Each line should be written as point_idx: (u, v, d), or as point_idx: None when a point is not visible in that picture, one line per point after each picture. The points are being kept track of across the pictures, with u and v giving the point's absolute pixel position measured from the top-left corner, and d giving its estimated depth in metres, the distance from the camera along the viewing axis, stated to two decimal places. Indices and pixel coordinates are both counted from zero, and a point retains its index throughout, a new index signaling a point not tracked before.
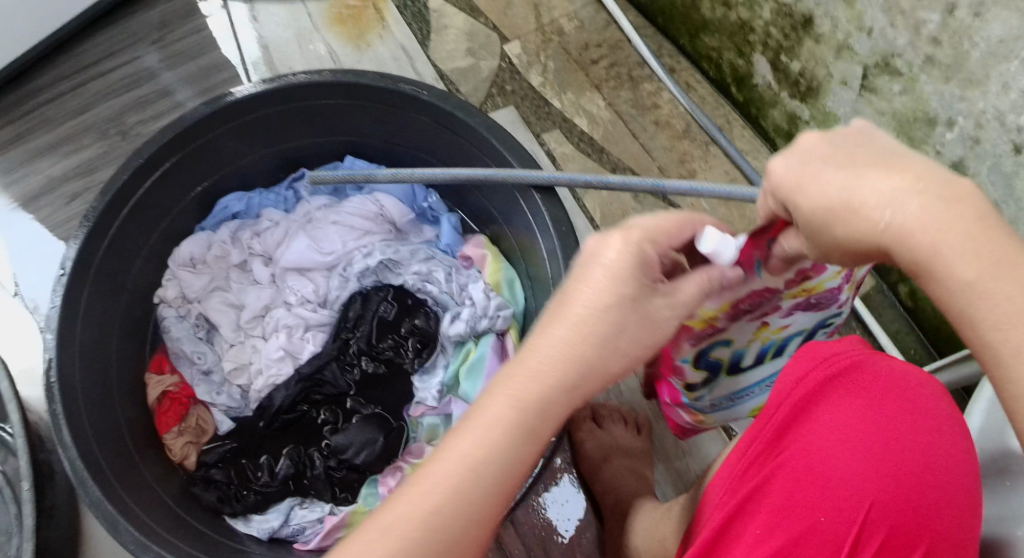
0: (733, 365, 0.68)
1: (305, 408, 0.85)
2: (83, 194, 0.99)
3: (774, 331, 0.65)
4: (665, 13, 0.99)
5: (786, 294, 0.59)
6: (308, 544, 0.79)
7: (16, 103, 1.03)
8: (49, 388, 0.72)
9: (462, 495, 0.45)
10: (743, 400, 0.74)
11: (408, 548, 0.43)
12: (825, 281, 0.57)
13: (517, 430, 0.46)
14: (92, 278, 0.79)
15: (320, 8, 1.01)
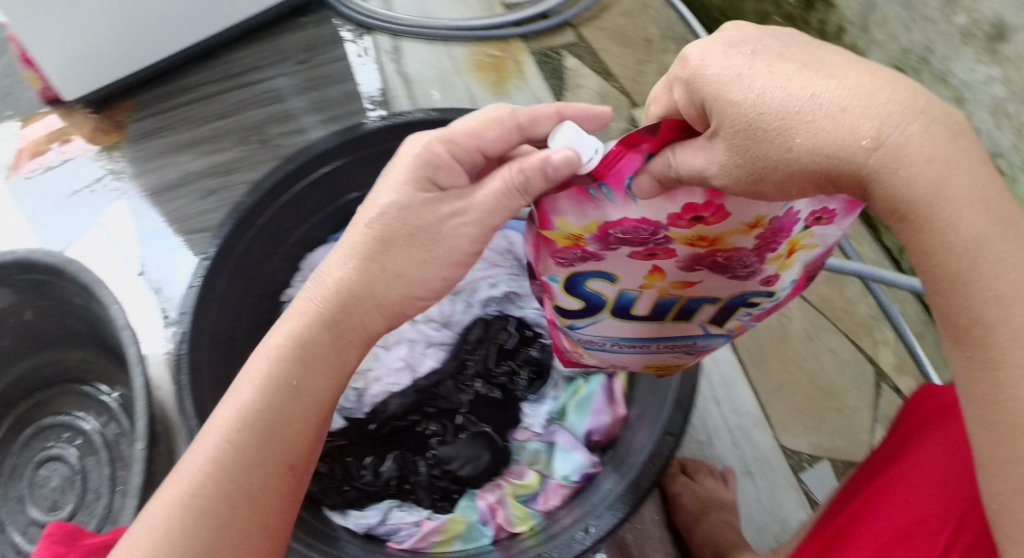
0: (620, 305, 0.74)
1: (416, 419, 0.92)
2: (217, 191, 1.07)
3: (667, 285, 0.71)
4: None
5: (680, 233, 0.64)
6: (402, 544, 0.84)
7: (164, 97, 1.13)
8: (179, 358, 0.81)
9: (237, 444, 0.59)
10: (638, 353, 0.82)
11: (211, 480, 0.58)
12: (732, 233, 0.64)
13: (259, 392, 0.61)
14: (231, 264, 0.89)
15: (462, 54, 1.15)
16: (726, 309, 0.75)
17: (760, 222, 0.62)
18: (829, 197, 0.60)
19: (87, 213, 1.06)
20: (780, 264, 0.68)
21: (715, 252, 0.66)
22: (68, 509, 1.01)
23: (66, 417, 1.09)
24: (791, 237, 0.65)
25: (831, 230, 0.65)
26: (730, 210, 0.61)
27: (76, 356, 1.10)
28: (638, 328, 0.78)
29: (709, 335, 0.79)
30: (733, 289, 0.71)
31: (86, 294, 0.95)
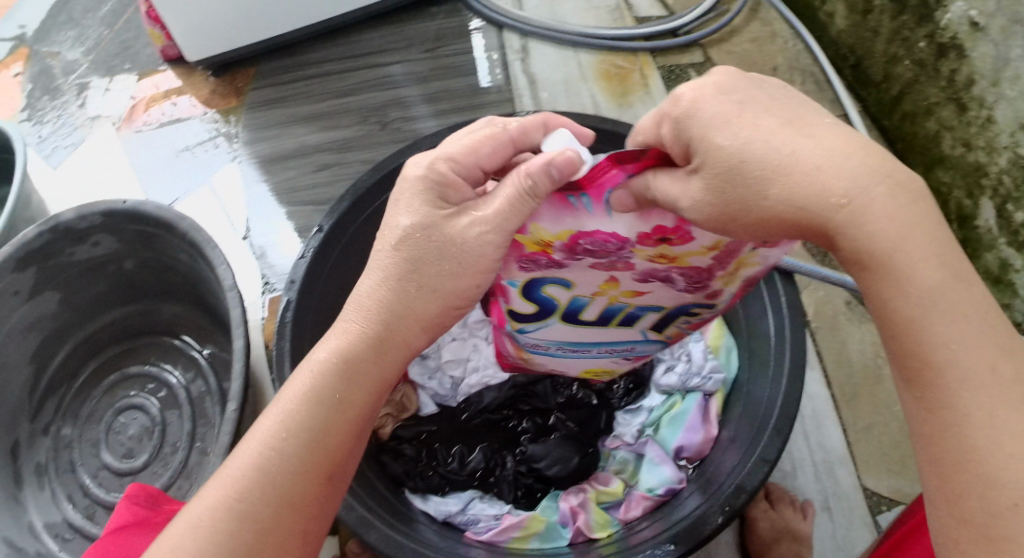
0: (573, 310, 0.76)
1: (508, 414, 0.96)
2: (330, 165, 1.18)
3: (625, 296, 0.73)
4: (907, 142, 1.20)
5: (641, 253, 0.66)
6: (480, 535, 0.85)
7: (294, 71, 1.26)
8: (282, 325, 0.84)
9: (293, 437, 0.61)
10: (591, 356, 0.86)
11: (266, 474, 0.59)
12: (689, 254, 0.65)
13: (302, 403, 0.62)
14: (345, 241, 0.91)
15: (592, 64, 1.24)
16: (666, 317, 0.77)
17: (716, 247, 0.63)
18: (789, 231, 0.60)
19: (200, 172, 1.19)
20: (728, 282, 0.69)
21: (668, 270, 0.67)
22: (142, 459, 1.06)
23: (152, 368, 1.15)
24: (740, 259, 0.65)
25: (779, 256, 0.65)
26: (693, 234, 0.62)
27: (170, 309, 1.16)
28: (598, 336, 0.82)
29: (648, 341, 0.83)
30: (680, 300, 0.72)
31: (192, 251, 0.97)
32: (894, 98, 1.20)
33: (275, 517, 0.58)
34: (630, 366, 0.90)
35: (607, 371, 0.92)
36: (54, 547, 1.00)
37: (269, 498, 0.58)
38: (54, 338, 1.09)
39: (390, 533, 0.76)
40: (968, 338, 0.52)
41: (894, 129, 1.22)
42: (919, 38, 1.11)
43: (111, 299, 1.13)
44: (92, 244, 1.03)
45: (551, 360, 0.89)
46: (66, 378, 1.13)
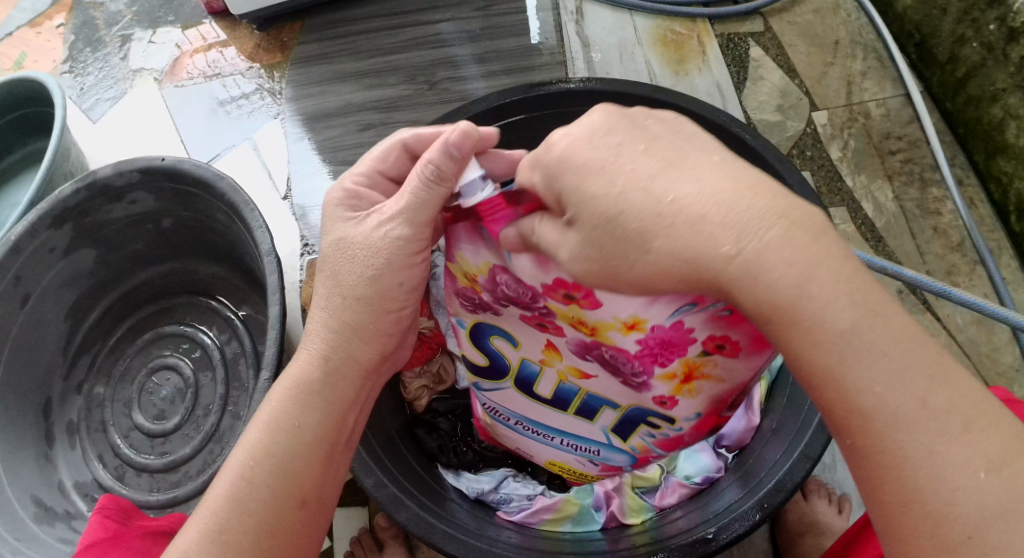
0: (527, 378, 0.76)
1: None
2: (374, 126, 1.16)
3: (574, 374, 0.73)
4: (970, 127, 1.14)
5: (560, 309, 0.65)
6: (511, 516, 0.83)
7: (341, 26, 1.24)
8: None
9: (263, 469, 0.63)
10: (554, 444, 0.84)
11: (242, 505, 0.61)
12: (612, 330, 0.64)
13: (265, 435, 0.64)
14: None
15: (647, 29, 1.20)
16: (626, 420, 0.76)
17: (638, 324, 0.62)
18: (727, 326, 0.60)
19: (242, 128, 1.18)
20: (674, 386, 0.67)
21: (601, 345, 0.66)
22: (174, 421, 1.06)
23: (187, 328, 1.14)
24: (685, 357, 0.64)
25: (736, 369, 0.64)
26: (602, 300, 0.61)
27: (207, 269, 1.14)
28: (557, 421, 0.80)
29: (612, 448, 0.81)
30: (628, 398, 0.72)
31: (230, 213, 0.96)
32: (959, 80, 1.14)
33: (255, 544, 0.60)
34: (598, 472, 0.86)
35: (578, 476, 0.88)
36: (84, 507, 1.02)
37: (248, 527, 0.61)
38: (88, 296, 1.09)
39: (422, 513, 0.75)
40: (876, 385, 0.49)
41: (956, 112, 1.17)
42: (989, 19, 1.06)
43: (147, 258, 1.12)
44: (130, 203, 1.02)
45: (517, 438, 0.86)
46: (101, 335, 1.13)
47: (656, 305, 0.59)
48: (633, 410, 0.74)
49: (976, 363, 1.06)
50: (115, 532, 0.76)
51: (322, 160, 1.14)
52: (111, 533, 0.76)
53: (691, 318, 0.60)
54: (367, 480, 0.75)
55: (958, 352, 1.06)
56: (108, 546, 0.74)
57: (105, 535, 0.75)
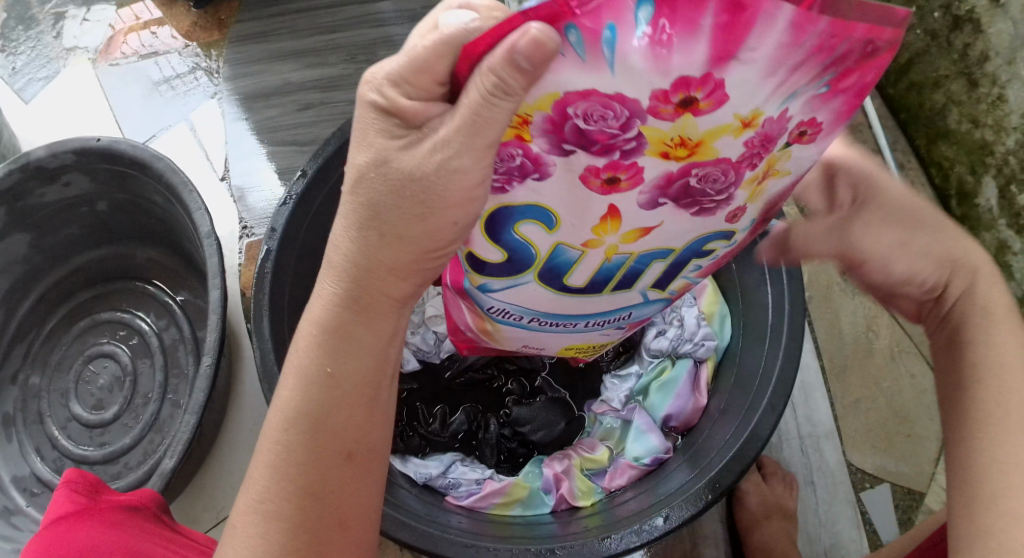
0: (558, 266, 0.65)
1: (495, 373, 0.92)
2: (315, 106, 1.13)
3: (621, 246, 0.61)
4: (911, 113, 1.19)
5: (650, 146, 0.49)
6: (460, 500, 0.82)
7: (281, 3, 1.20)
8: (261, 274, 0.80)
9: (295, 424, 0.55)
10: (576, 330, 0.78)
11: (284, 470, 0.54)
12: (721, 134, 0.48)
13: (293, 388, 0.55)
14: (329, 188, 0.86)
15: None
16: (673, 268, 0.67)
17: (756, 122, 0.48)
18: (823, 103, 0.48)
19: (177, 108, 1.14)
20: (750, 192, 0.56)
21: (688, 172, 0.52)
22: (112, 411, 1.03)
23: (125, 315, 1.10)
24: (770, 154, 0.52)
25: (805, 163, 0.55)
26: (730, 94, 0.45)
27: (144, 252, 1.10)
28: (591, 303, 0.71)
29: (645, 307, 0.75)
30: (696, 233, 0.61)
31: (168, 195, 0.92)
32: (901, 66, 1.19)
33: (302, 498, 0.54)
34: (616, 337, 0.83)
35: (591, 349, 0.86)
36: (23, 503, 0.99)
37: (289, 489, 0.54)
38: (21, 284, 1.05)
39: None
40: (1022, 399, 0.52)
41: (898, 98, 1.20)
42: (933, 7, 1.08)
43: (83, 242, 1.08)
44: (64, 184, 0.97)
45: (527, 335, 0.80)
46: (36, 322, 1.09)
47: (788, 82, 0.45)
48: (687, 250, 0.64)
49: (917, 344, 1.09)
50: (84, 506, 0.68)
51: (260, 141, 1.10)
52: (80, 508, 0.67)
53: (805, 95, 0.47)
54: None
55: (902, 334, 1.10)
56: (72, 522, 0.66)
57: (73, 510, 0.67)
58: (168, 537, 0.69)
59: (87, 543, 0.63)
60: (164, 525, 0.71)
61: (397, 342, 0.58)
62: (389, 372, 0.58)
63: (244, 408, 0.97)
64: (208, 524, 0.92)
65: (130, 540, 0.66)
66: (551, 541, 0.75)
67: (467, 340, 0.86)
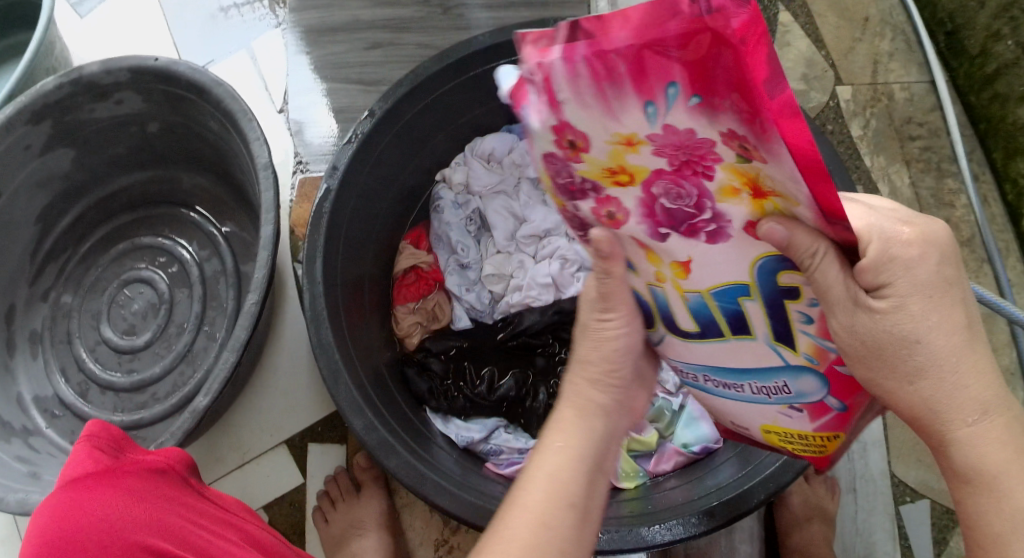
0: (662, 314, 0.56)
1: (549, 341, 0.87)
2: (382, 46, 1.06)
3: (680, 280, 0.51)
4: (991, 124, 1.12)
5: (593, 180, 0.45)
6: (501, 469, 0.79)
7: None
8: (317, 214, 0.76)
9: (568, 471, 0.52)
10: (746, 396, 0.60)
11: (543, 509, 0.50)
12: (623, 155, 0.42)
13: (578, 432, 0.54)
14: (393, 134, 0.83)
15: None
16: (773, 309, 0.51)
17: (634, 141, 0.41)
18: (713, 119, 0.38)
19: (240, 35, 1.10)
20: (753, 206, 0.43)
21: (649, 194, 0.45)
22: (144, 338, 1.01)
23: (165, 241, 1.07)
24: (724, 167, 0.41)
25: (795, 184, 0.39)
26: (573, 133, 0.41)
27: (191, 178, 1.06)
28: (727, 359, 0.57)
29: (793, 372, 0.55)
30: (741, 262, 0.48)
31: (224, 122, 0.88)
32: (988, 76, 1.11)
33: (548, 545, 0.49)
34: (817, 430, 0.58)
35: (800, 446, 0.62)
36: (42, 424, 0.97)
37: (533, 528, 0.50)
38: (62, 199, 1.02)
39: (412, 461, 0.69)
40: None
41: (979, 107, 1.14)
42: None
43: (126, 164, 1.04)
44: (115, 102, 0.94)
45: (724, 405, 0.64)
46: (72, 242, 1.06)
47: (621, 107, 0.39)
48: (760, 282, 0.49)
49: None
50: (107, 467, 0.59)
51: (319, 77, 1.05)
52: (101, 468, 0.59)
53: (676, 107, 0.38)
54: (356, 422, 0.69)
55: None
56: (94, 482, 0.57)
57: (93, 470, 0.58)
58: (195, 507, 0.62)
59: (113, 518, 0.55)
60: (189, 490, 0.64)
61: (613, 443, 0.56)
62: (605, 469, 0.54)
63: (279, 350, 0.93)
64: (232, 465, 0.90)
65: (156, 514, 0.58)
66: None
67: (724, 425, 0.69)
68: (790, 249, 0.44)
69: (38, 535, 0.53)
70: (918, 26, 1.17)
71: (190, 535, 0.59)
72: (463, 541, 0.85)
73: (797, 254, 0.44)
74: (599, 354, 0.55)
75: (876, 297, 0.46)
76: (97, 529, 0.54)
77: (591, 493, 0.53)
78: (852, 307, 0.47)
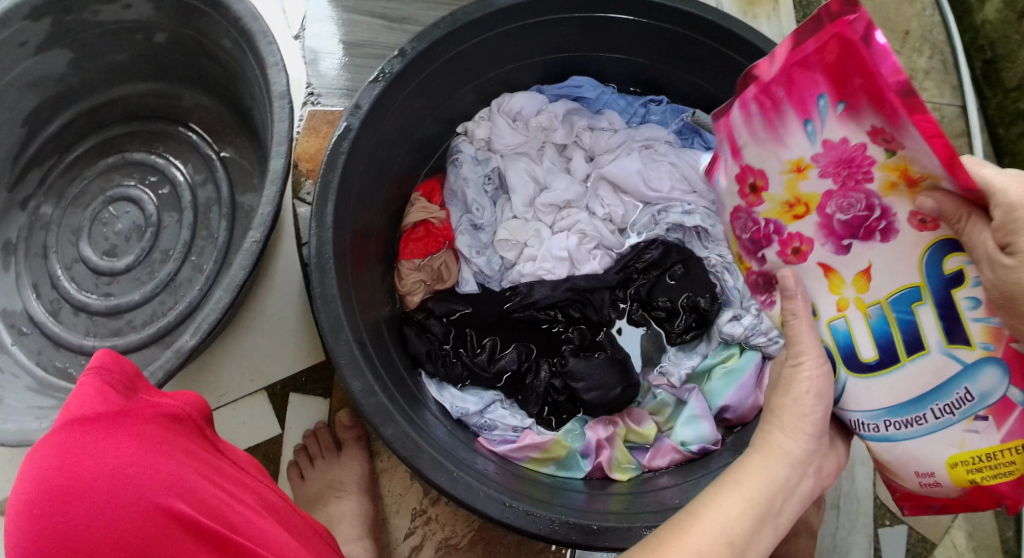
0: (845, 355, 0.62)
1: (557, 317, 0.83)
2: None
3: (860, 296, 0.60)
4: (1018, 158, 1.07)
5: (778, 207, 0.64)
6: (495, 446, 0.76)
7: None
8: (333, 152, 0.70)
9: (738, 504, 0.54)
10: (931, 427, 0.59)
11: (707, 535, 0.53)
12: (797, 183, 0.62)
13: (751, 471, 0.56)
14: (422, 78, 0.77)
15: None
16: (945, 312, 0.56)
17: (803, 164, 0.61)
18: (854, 118, 0.55)
19: None
20: (908, 197, 0.55)
21: (825, 213, 0.60)
22: (125, 261, 0.95)
23: (159, 160, 1.00)
24: (877, 165, 0.55)
25: (927, 153, 0.52)
26: (763, 164, 0.64)
27: (193, 96, 1.00)
28: (907, 390, 0.59)
29: (970, 371, 0.56)
30: (917, 257, 0.56)
31: (238, 40, 0.82)
32: (1021, 111, 1.06)
33: None
34: (1006, 442, 0.55)
35: (995, 478, 0.56)
36: (6, 339, 0.91)
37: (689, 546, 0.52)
38: (51, 104, 0.94)
39: (409, 432, 0.65)
40: None
41: (1007, 140, 1.08)
42: None
43: (125, 73, 0.97)
44: (123, 6, 0.87)
45: (904, 456, 0.61)
46: (58, 150, 0.99)
47: (792, 127, 0.60)
48: (930, 279, 0.56)
49: None
50: (119, 409, 0.56)
51: (337, 8, 0.98)
52: (115, 410, 0.55)
53: (829, 118, 0.57)
54: (354, 383, 0.64)
55: None
56: (110, 428, 0.54)
57: (106, 411, 0.55)
58: (208, 461, 0.58)
59: (120, 464, 0.53)
60: (205, 443, 0.60)
61: (794, 497, 0.57)
62: (778, 519, 0.55)
63: (267, 291, 0.88)
64: None
65: (173, 467, 0.55)
66: (574, 513, 0.66)
67: (909, 499, 0.63)
68: (947, 222, 0.53)
69: (41, 471, 0.52)
70: (958, 48, 1.10)
71: (214, 498, 0.56)
72: (441, 514, 0.82)
73: (951, 221, 0.53)
74: (793, 399, 0.60)
75: (1011, 253, 0.50)
76: (99, 479, 0.52)
77: (757, 534, 0.54)
78: (997, 267, 0.51)
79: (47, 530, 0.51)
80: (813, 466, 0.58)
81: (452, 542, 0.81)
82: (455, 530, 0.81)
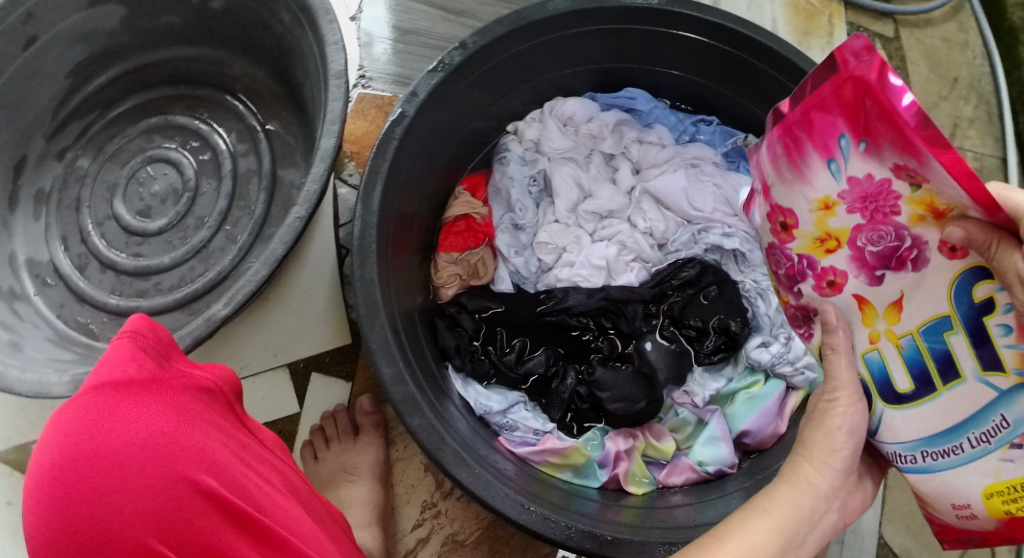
0: (879, 387, 0.60)
1: (589, 325, 0.83)
2: None
3: (890, 327, 0.58)
4: None
5: (809, 244, 0.62)
6: (515, 446, 0.76)
7: None
8: (385, 138, 0.70)
9: (765, 535, 0.54)
10: (968, 456, 0.56)
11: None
12: (827, 219, 0.60)
13: (779, 501, 0.56)
14: (478, 74, 0.77)
15: None
16: (976, 338, 0.53)
17: (830, 200, 0.59)
18: (875, 154, 0.54)
19: None
20: (938, 227, 0.52)
21: (857, 247, 0.58)
22: (157, 224, 0.95)
23: (201, 126, 1.00)
24: (903, 199, 0.54)
25: (951, 187, 0.49)
26: (793, 205, 0.63)
27: (242, 65, 0.99)
28: (942, 419, 0.56)
29: (1004, 399, 0.53)
30: (954, 284, 0.53)
31: (299, 15, 0.82)
32: None
33: None
34: None
35: None
36: (31, 289, 0.91)
37: None
38: (98, 59, 0.94)
39: (435, 424, 0.65)
40: None
41: None
42: None
43: (176, 36, 0.97)
44: None
45: (941, 487, 0.58)
46: (100, 106, 0.99)
47: (817, 166, 0.59)
48: (959, 309, 0.54)
49: None
50: (152, 376, 0.55)
51: None
52: (149, 377, 0.55)
53: (852, 156, 0.56)
54: (386, 370, 0.64)
55: None
56: (144, 394, 0.54)
57: (141, 378, 0.55)
58: (236, 438, 0.58)
59: (150, 432, 0.53)
60: (233, 419, 0.60)
61: (820, 529, 0.57)
62: (802, 550, 0.55)
63: (298, 267, 0.87)
64: None
65: (202, 440, 0.55)
66: (586, 520, 0.66)
67: (950, 533, 0.60)
68: (979, 247, 0.49)
69: (69, 430, 0.52)
70: (1006, 100, 1.09)
71: (239, 475, 0.56)
72: (452, 508, 0.82)
73: (980, 249, 0.49)
74: (825, 434, 0.59)
75: None
76: (128, 445, 0.52)
77: None
78: None
79: (71, 492, 0.51)
80: (839, 501, 0.58)
81: (460, 538, 0.81)
82: (463, 527, 0.81)
